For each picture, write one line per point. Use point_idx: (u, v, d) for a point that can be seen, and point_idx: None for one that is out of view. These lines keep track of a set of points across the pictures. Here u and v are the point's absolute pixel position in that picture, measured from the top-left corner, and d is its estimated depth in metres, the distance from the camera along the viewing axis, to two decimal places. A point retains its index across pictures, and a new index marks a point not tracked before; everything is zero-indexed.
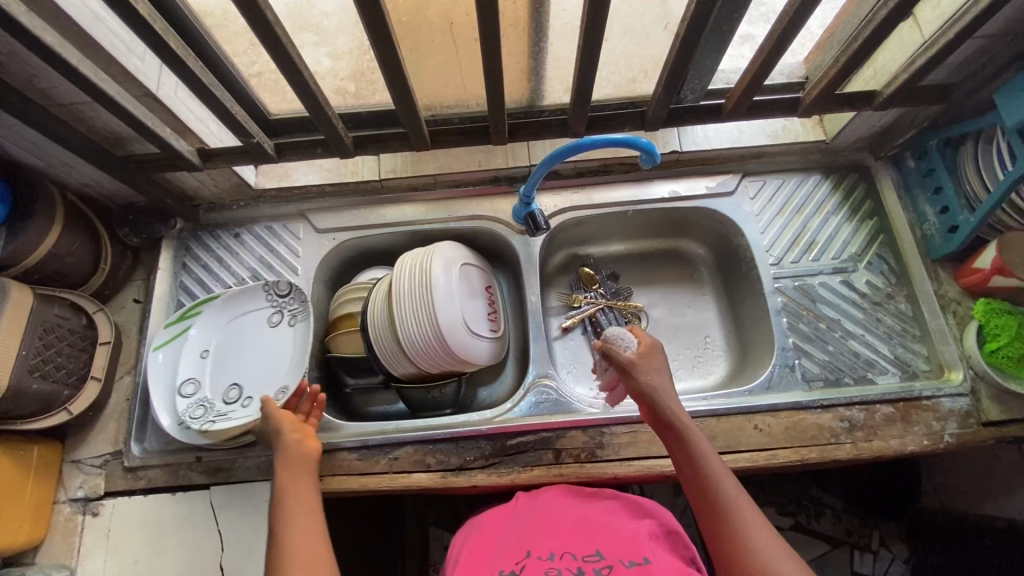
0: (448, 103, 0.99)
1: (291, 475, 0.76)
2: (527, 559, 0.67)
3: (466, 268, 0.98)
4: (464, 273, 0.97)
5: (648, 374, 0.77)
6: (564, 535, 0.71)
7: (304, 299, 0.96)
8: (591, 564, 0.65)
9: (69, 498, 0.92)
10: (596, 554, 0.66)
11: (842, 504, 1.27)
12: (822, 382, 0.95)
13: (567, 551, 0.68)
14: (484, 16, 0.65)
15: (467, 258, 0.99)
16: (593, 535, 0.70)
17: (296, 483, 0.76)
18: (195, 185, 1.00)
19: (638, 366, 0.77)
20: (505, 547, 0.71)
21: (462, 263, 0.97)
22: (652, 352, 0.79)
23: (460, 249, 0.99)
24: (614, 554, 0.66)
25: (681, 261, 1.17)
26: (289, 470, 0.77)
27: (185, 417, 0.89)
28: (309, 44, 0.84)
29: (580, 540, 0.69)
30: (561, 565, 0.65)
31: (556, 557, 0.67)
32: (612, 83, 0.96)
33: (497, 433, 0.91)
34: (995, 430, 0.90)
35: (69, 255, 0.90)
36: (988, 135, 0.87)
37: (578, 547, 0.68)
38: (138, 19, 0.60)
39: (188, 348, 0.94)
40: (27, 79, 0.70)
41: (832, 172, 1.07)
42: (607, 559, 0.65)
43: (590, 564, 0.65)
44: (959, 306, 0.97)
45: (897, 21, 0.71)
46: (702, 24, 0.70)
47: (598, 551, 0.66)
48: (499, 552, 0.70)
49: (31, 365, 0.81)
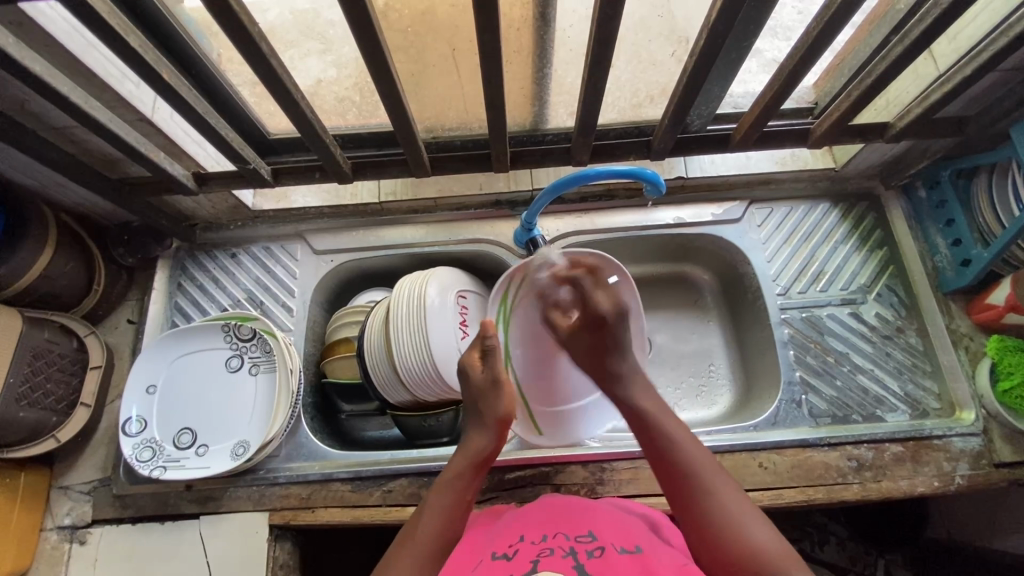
0: (451, 128, 0.94)
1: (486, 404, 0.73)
2: (520, 543, 0.62)
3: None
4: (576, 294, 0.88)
5: (574, 353, 0.79)
6: (555, 520, 0.66)
7: (267, 349, 0.92)
8: (583, 545, 0.60)
9: (57, 525, 0.90)
10: (589, 535, 0.62)
11: (847, 531, 1.18)
12: (829, 419, 0.92)
13: (558, 531, 0.64)
14: (485, 52, 0.64)
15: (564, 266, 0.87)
16: (583, 520, 0.66)
17: (439, 517, 0.65)
18: (192, 207, 0.98)
19: (569, 343, 0.79)
20: (498, 533, 0.66)
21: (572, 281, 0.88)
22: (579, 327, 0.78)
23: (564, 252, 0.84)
24: (606, 536, 0.62)
25: (685, 286, 1.14)
26: (446, 488, 0.68)
27: (132, 461, 0.86)
28: (314, 52, 0.87)
29: (571, 522, 0.65)
30: (554, 545, 0.61)
31: (548, 538, 0.62)
32: (618, 109, 0.93)
33: (495, 467, 0.89)
34: (1008, 472, 0.87)
35: (62, 276, 0.89)
36: (1003, 169, 0.86)
37: (569, 528, 0.64)
38: (130, 51, 0.59)
39: (133, 383, 0.90)
40: (19, 104, 0.69)
41: (841, 200, 1.05)
42: (600, 540, 0.61)
43: (582, 544, 0.61)
44: (971, 341, 0.95)
45: (912, 59, 0.69)
46: (710, 59, 0.68)
47: (591, 533, 0.63)
48: (490, 537, 0.65)
49: (18, 393, 0.80)
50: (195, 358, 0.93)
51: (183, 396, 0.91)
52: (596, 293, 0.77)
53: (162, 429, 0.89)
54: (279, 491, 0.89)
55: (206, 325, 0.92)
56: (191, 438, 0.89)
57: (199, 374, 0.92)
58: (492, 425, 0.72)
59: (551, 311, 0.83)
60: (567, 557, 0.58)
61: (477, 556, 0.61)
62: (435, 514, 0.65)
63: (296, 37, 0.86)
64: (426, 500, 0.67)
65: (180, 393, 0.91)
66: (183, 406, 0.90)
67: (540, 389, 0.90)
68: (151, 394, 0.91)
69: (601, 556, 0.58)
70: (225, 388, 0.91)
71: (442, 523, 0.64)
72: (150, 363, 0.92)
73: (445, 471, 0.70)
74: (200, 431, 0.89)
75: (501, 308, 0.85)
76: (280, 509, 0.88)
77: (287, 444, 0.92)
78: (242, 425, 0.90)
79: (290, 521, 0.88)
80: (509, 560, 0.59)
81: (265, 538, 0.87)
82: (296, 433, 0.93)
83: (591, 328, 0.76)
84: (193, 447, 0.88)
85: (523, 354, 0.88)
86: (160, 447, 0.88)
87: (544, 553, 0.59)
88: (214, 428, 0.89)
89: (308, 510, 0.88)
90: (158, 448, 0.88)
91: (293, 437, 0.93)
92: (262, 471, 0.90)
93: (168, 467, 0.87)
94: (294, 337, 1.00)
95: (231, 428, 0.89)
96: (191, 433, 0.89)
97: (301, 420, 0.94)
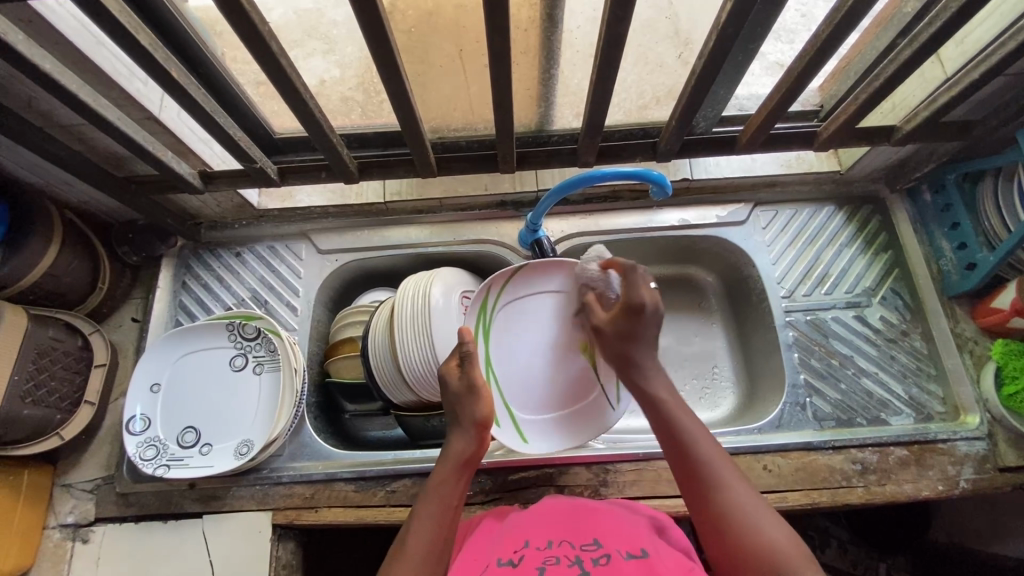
0: (457, 127, 0.94)
1: (464, 410, 0.72)
2: (526, 549, 0.62)
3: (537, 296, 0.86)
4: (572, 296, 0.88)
5: (602, 343, 0.74)
6: (560, 526, 0.66)
7: (272, 348, 0.92)
8: (589, 553, 0.60)
9: (59, 523, 0.90)
10: (595, 544, 0.62)
11: (848, 535, 1.17)
12: (834, 422, 0.92)
13: (564, 539, 0.63)
14: (494, 52, 0.64)
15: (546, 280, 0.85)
16: (589, 527, 0.65)
17: (431, 526, 0.63)
18: (197, 205, 0.98)
19: (607, 330, 0.73)
20: (502, 539, 0.66)
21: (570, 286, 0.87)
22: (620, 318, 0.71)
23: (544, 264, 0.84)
24: (612, 544, 0.61)
25: (690, 288, 1.14)
26: (433, 494, 0.66)
27: (135, 460, 0.86)
28: (318, 53, 0.87)
29: (576, 529, 0.65)
30: (560, 552, 0.61)
31: (554, 545, 0.62)
32: (624, 109, 0.93)
33: (498, 468, 0.89)
34: (1013, 476, 0.87)
35: (67, 274, 0.89)
36: (1009, 172, 0.86)
37: (575, 535, 0.64)
38: (139, 49, 0.59)
39: (137, 382, 0.90)
40: (26, 101, 0.69)
41: (847, 203, 1.05)
42: (605, 548, 0.61)
43: (588, 553, 0.61)
44: (976, 345, 0.95)
45: (920, 62, 0.69)
46: (718, 61, 0.68)
47: (597, 540, 0.62)
48: (495, 543, 0.65)
49: (23, 391, 0.80)
50: (199, 356, 0.93)
51: (186, 394, 0.91)
52: (637, 278, 0.71)
53: (166, 428, 0.89)
54: (282, 491, 0.89)
55: (209, 323, 0.92)
56: (195, 437, 0.89)
57: (203, 372, 0.92)
58: (473, 429, 0.71)
59: (587, 295, 0.80)
60: (572, 565, 0.58)
61: (483, 564, 0.61)
62: (424, 526, 0.63)
63: (298, 38, 0.85)
64: (413, 514, 0.65)
65: (184, 391, 0.91)
66: (187, 405, 0.90)
67: (530, 397, 0.86)
68: (155, 392, 0.91)
69: (607, 563, 0.58)
70: (228, 387, 0.91)
71: (432, 537, 0.62)
72: (153, 363, 0.91)
73: (431, 478, 0.68)
74: (204, 429, 0.89)
75: (480, 316, 0.84)
76: (283, 508, 0.88)
77: (290, 444, 0.92)
78: (246, 424, 0.90)
79: (293, 521, 0.88)
80: (514, 566, 0.59)
81: (268, 538, 0.87)
82: (300, 432, 0.93)
83: (629, 315, 0.70)
84: (197, 447, 0.88)
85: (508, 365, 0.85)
86: (164, 445, 0.88)
87: (549, 562, 0.59)
88: (218, 427, 0.89)
89: (311, 510, 0.88)
90: (162, 447, 0.88)
91: (297, 436, 0.93)
92: (266, 471, 0.90)
93: (171, 465, 0.87)
94: (298, 337, 1.00)
95: (235, 427, 0.89)
96: (194, 432, 0.89)
97: (305, 419, 0.94)
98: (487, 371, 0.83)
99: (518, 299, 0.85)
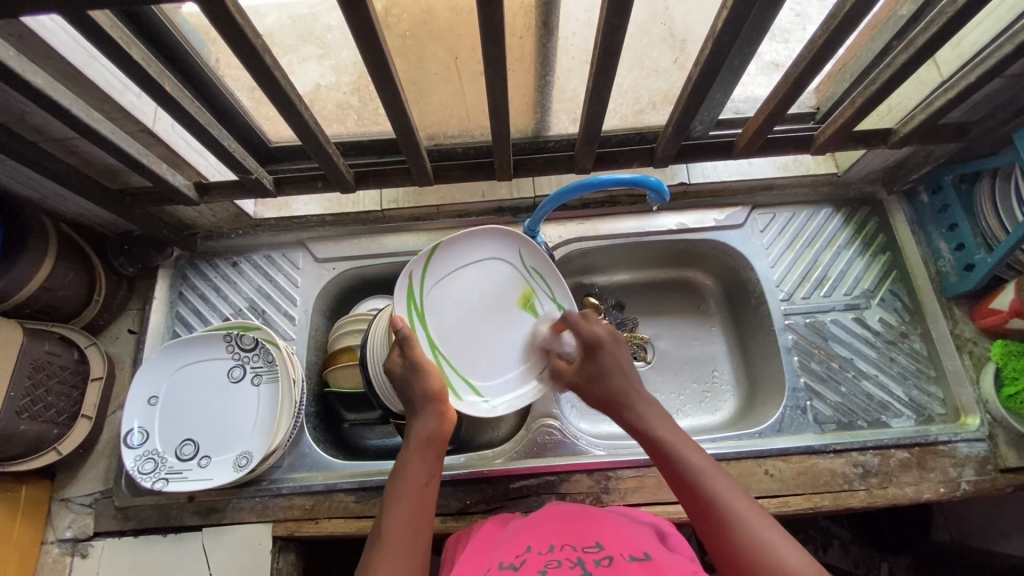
0: (453, 134, 0.96)
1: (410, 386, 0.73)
2: (527, 553, 0.62)
3: (462, 270, 0.85)
4: (496, 262, 0.87)
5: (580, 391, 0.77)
6: (563, 529, 0.66)
7: (270, 358, 0.91)
8: (591, 555, 0.60)
9: (57, 538, 0.89)
10: (597, 546, 0.62)
11: (850, 535, 1.17)
12: (835, 425, 0.92)
13: (567, 542, 0.63)
14: (489, 63, 0.64)
15: (465, 250, 0.85)
16: (592, 529, 0.65)
17: (403, 514, 0.64)
18: (193, 216, 0.97)
19: (579, 378, 0.77)
20: (505, 542, 0.66)
21: (491, 253, 0.86)
22: (593, 352, 0.75)
23: (459, 237, 0.84)
24: (614, 546, 0.61)
25: (689, 292, 1.14)
26: (401, 481, 0.67)
27: (134, 473, 0.86)
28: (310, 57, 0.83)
29: (578, 531, 0.65)
30: (561, 555, 0.61)
31: (556, 548, 0.62)
32: (620, 115, 0.94)
33: (499, 476, 0.89)
34: (1013, 477, 0.87)
35: (63, 288, 0.88)
36: (1005, 173, 0.86)
37: (577, 538, 0.63)
38: (133, 65, 0.58)
39: (134, 395, 0.89)
40: (19, 115, 0.69)
41: (844, 205, 1.05)
42: (607, 550, 0.61)
43: (590, 554, 0.60)
44: (975, 346, 0.95)
45: (917, 66, 0.69)
46: (715, 68, 0.68)
47: (598, 542, 0.62)
48: (498, 547, 0.65)
49: (20, 406, 0.80)
50: (196, 367, 0.92)
51: (183, 405, 0.90)
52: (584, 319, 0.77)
53: (164, 441, 0.88)
54: (282, 502, 0.89)
55: (207, 333, 0.92)
56: (193, 450, 0.88)
57: (200, 383, 0.92)
58: (429, 402, 0.73)
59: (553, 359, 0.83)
60: (574, 568, 0.58)
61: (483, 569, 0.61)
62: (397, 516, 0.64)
63: (292, 43, 0.80)
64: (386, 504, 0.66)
65: (181, 402, 0.90)
66: (184, 416, 0.90)
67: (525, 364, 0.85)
68: (152, 405, 0.90)
69: (610, 565, 0.58)
70: (226, 397, 0.91)
71: (403, 525, 0.63)
72: (150, 375, 0.91)
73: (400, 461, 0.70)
74: (202, 441, 0.89)
75: (410, 304, 0.82)
76: (283, 520, 0.88)
77: (290, 454, 0.92)
78: (245, 434, 0.89)
79: (294, 532, 0.87)
80: (515, 569, 0.59)
81: (268, 550, 0.87)
82: (299, 443, 0.93)
83: (593, 352, 0.75)
84: (195, 459, 0.88)
85: (449, 340, 0.83)
86: (162, 458, 0.87)
87: (551, 566, 0.59)
88: (217, 438, 0.89)
89: (311, 521, 0.88)
90: (160, 460, 0.87)
91: (297, 447, 0.92)
92: (265, 483, 0.90)
93: (169, 478, 0.86)
94: (297, 347, 1.00)
95: (234, 438, 0.89)
96: (193, 444, 0.88)
97: (305, 430, 0.93)
98: (430, 351, 0.81)
99: (444, 279, 0.84)
